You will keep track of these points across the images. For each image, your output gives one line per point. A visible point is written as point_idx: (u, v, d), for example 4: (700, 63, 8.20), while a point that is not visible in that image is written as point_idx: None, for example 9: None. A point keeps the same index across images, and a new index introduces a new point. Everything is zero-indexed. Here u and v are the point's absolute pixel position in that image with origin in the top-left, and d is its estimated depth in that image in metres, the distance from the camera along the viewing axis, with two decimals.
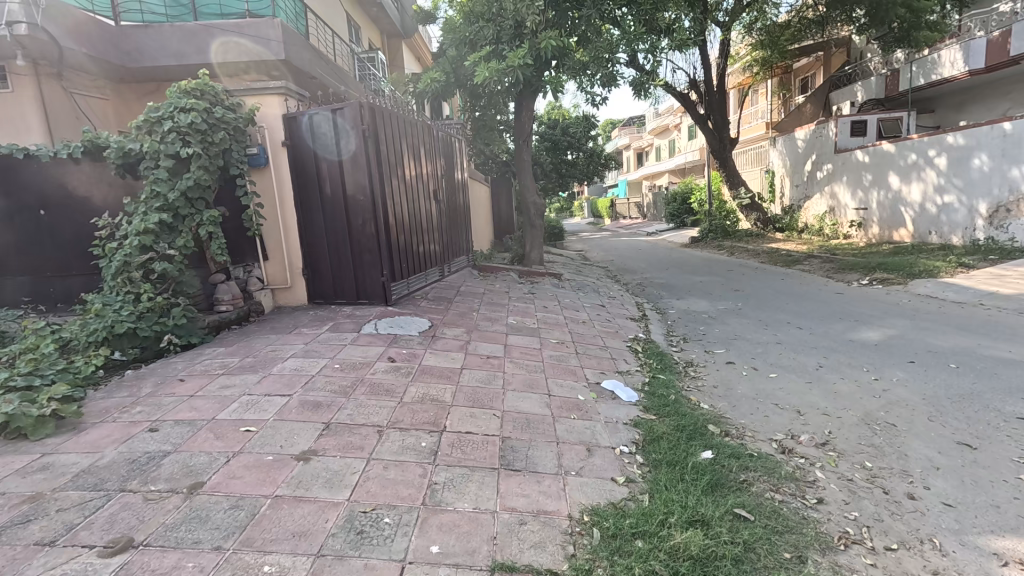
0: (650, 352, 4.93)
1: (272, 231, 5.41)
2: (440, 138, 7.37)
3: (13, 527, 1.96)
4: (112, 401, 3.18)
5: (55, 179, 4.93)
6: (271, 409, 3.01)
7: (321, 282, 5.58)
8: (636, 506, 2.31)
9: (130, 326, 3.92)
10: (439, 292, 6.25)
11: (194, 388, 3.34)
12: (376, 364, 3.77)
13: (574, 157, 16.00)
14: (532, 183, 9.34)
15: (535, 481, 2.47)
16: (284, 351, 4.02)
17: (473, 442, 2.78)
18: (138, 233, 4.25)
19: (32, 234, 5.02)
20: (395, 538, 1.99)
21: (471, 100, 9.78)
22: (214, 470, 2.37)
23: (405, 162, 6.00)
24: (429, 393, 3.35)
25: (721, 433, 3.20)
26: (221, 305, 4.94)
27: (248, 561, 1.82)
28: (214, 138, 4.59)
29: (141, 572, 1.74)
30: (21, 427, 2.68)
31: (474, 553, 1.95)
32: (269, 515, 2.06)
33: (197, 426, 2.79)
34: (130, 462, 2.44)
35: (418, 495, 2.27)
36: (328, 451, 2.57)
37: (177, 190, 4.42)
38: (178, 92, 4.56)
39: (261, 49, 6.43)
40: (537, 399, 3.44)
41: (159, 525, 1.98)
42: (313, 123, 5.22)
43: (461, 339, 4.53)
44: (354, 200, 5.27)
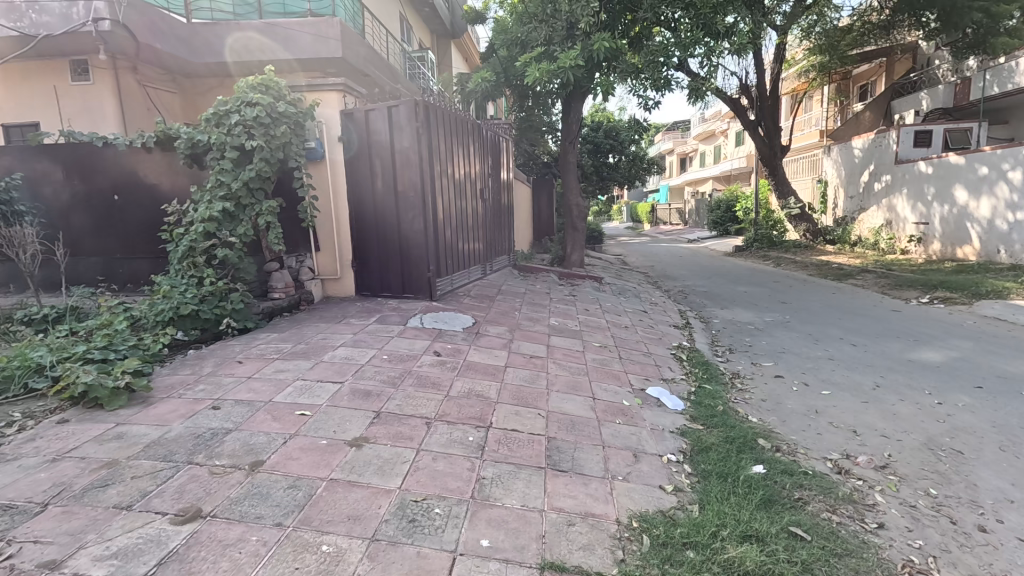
0: (695, 360, 4.83)
1: (326, 223, 5.59)
2: (488, 137, 7.43)
3: (93, 490, 2.09)
4: (176, 378, 3.35)
5: (129, 166, 5.23)
6: (324, 395, 3.10)
7: (368, 275, 5.71)
8: (687, 516, 2.26)
9: (193, 308, 4.11)
10: (481, 290, 6.30)
11: (251, 370, 3.48)
12: (422, 358, 3.83)
13: (615, 160, 15.71)
14: (576, 185, 9.29)
15: (582, 482, 2.46)
16: (334, 340, 4.14)
17: (520, 439, 2.80)
18: (203, 220, 4.47)
19: (106, 218, 5.35)
20: (445, 529, 2.01)
21: (518, 100, 9.83)
22: (274, 450, 2.46)
23: (454, 160, 6.08)
24: (475, 389, 3.38)
25: (772, 448, 3.11)
26: (275, 292, 5.13)
27: (307, 539, 1.88)
28: (276, 131, 4.75)
29: (209, 541, 1.83)
30: (98, 397, 2.87)
31: (523, 550, 1.96)
32: (326, 497, 2.13)
33: (256, 407, 2.91)
34: (196, 436, 2.56)
35: (467, 488, 2.30)
36: (378, 438, 2.64)
37: (240, 180, 4.61)
38: (245, 87, 4.75)
39: (319, 47, 6.62)
40: (581, 401, 3.42)
41: (225, 498, 2.07)
42: (369, 120, 5.36)
43: (504, 337, 4.56)
44: (404, 196, 5.37)
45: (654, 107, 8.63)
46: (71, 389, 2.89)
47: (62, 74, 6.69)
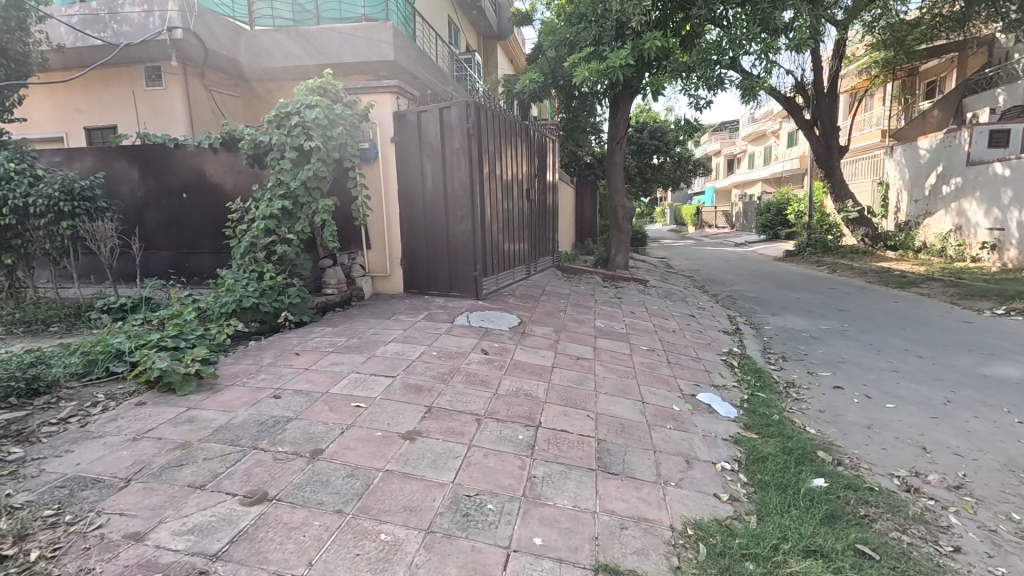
0: (746, 367, 4.67)
1: (377, 222, 5.75)
2: (535, 138, 7.45)
3: (170, 468, 2.23)
4: (239, 367, 3.52)
5: (197, 166, 5.54)
6: (377, 388, 3.19)
7: (416, 273, 5.83)
8: (745, 527, 2.20)
9: (254, 301, 4.31)
10: (526, 290, 6.31)
11: (308, 362, 3.62)
12: (470, 355, 3.88)
13: (659, 161, 15.38)
14: (622, 185, 9.17)
15: (634, 487, 2.42)
16: (385, 336, 4.24)
17: (569, 440, 2.79)
18: (264, 217, 4.69)
19: (175, 214, 5.68)
20: (499, 525, 2.03)
21: (565, 101, 9.83)
22: (332, 440, 2.55)
23: (502, 160, 6.11)
24: (523, 388, 3.39)
25: (833, 460, 2.97)
26: (328, 288, 5.32)
27: (367, 527, 1.94)
28: (334, 133, 4.89)
29: (276, 523, 1.91)
30: (171, 381, 3.06)
31: (576, 550, 1.94)
32: (382, 488, 2.18)
33: (314, 398, 3.02)
34: (260, 423, 2.69)
35: (519, 486, 2.31)
36: (431, 433, 2.68)
37: (299, 180, 4.80)
38: (305, 90, 4.94)
39: (373, 51, 6.82)
40: (630, 404, 3.37)
41: (289, 483, 2.17)
42: (421, 121, 5.46)
43: (550, 337, 4.55)
44: (454, 196, 5.45)
45: (706, 107, 8.42)
46: (148, 373, 3.10)
47: (139, 80, 7.15)
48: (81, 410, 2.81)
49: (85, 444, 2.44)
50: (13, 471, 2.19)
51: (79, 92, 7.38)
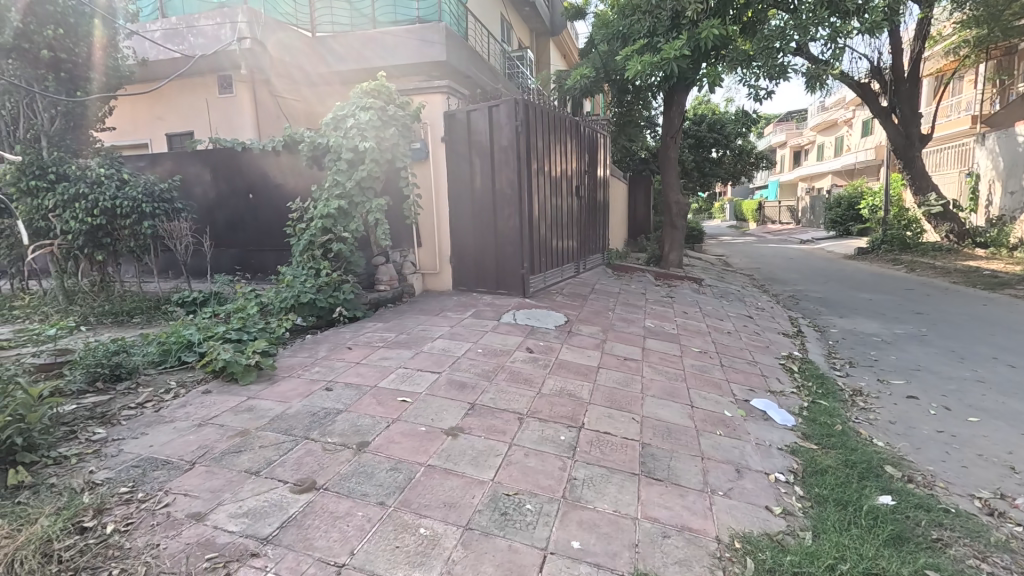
0: (807, 373, 4.40)
1: (427, 220, 5.88)
2: (586, 134, 7.35)
3: (230, 454, 2.38)
4: (295, 360, 3.70)
5: (262, 168, 5.88)
6: (423, 383, 3.26)
7: (465, 270, 5.91)
8: (798, 544, 2.07)
9: (311, 296, 4.51)
10: (574, 289, 6.25)
11: (359, 356, 3.75)
12: (515, 353, 3.89)
13: (718, 155, 14.74)
14: (677, 181, 8.89)
15: (679, 494, 2.34)
16: (432, 332, 4.33)
17: (612, 443, 2.73)
18: (322, 216, 4.91)
19: (242, 214, 6.06)
20: (536, 526, 2.02)
21: (618, 94, 9.62)
22: (377, 433, 2.63)
23: (551, 157, 6.06)
24: (567, 387, 3.36)
25: (903, 477, 2.74)
26: (381, 285, 5.49)
27: (406, 520, 1.98)
28: (386, 133, 5.04)
29: (322, 512, 2.00)
30: (234, 371, 3.27)
31: (615, 556, 1.90)
32: (423, 482, 2.23)
33: (363, 391, 3.13)
34: (312, 414, 2.81)
35: (558, 487, 2.29)
36: (473, 430, 2.71)
37: (354, 180, 4.98)
38: (360, 92, 5.10)
39: (427, 52, 6.94)
40: (678, 408, 3.26)
41: (336, 473, 2.25)
42: (471, 119, 5.51)
43: (597, 337, 4.47)
44: (502, 194, 5.46)
45: (766, 99, 8.01)
46: (214, 363, 3.32)
47: (212, 89, 7.68)
48: (156, 396, 3.05)
49: (158, 428, 2.65)
50: (96, 450, 2.41)
51: (159, 102, 8.00)
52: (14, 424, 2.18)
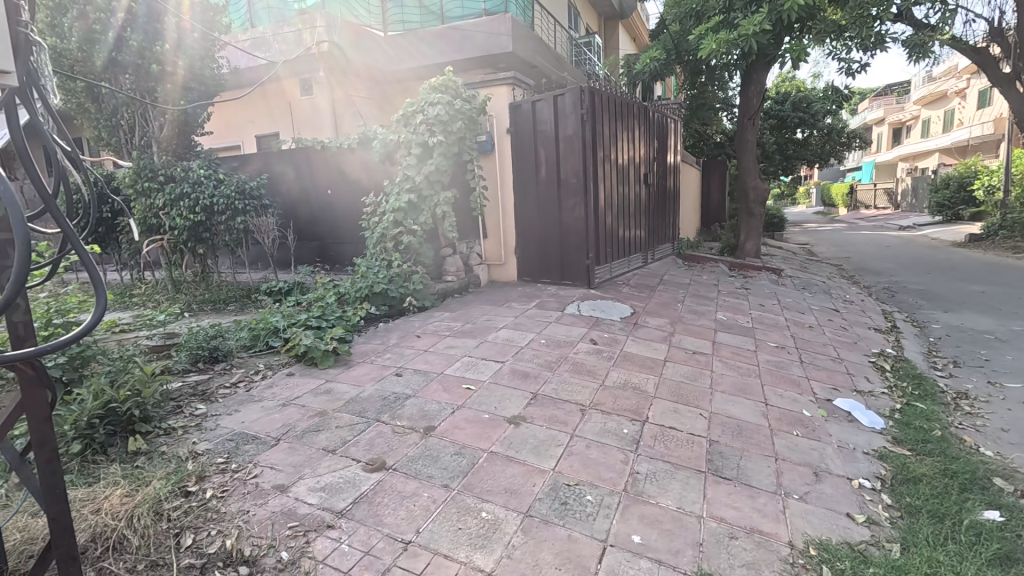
0: (902, 372, 4.01)
1: (493, 212, 5.95)
2: (655, 120, 7.08)
3: (310, 432, 2.57)
4: (369, 346, 3.92)
5: (339, 164, 6.22)
6: (487, 372, 3.34)
7: (529, 261, 5.93)
8: (883, 556, 1.91)
9: (383, 286, 4.74)
10: (641, 280, 6.09)
11: (427, 344, 3.89)
12: (579, 345, 3.86)
13: (804, 136, 13.68)
14: (755, 166, 8.37)
15: (748, 495, 2.23)
16: (497, 322, 4.40)
17: (677, 438, 2.65)
18: (394, 210, 5.14)
19: (322, 208, 6.45)
20: (597, 518, 2.01)
21: (691, 76, 9.15)
22: (443, 418, 2.73)
23: (618, 144, 5.92)
24: (631, 380, 3.31)
25: (1015, 491, 2.44)
26: (448, 276, 5.65)
27: (469, 504, 2.05)
28: (453, 128, 5.18)
29: (391, 490, 2.11)
30: (314, 356, 3.51)
31: (677, 554, 1.85)
32: (486, 468, 2.29)
33: (430, 377, 3.26)
34: (383, 398, 2.97)
35: (620, 481, 2.26)
36: (535, 419, 2.74)
37: (423, 174, 5.15)
38: (429, 87, 5.24)
39: (492, 44, 6.98)
40: (750, 406, 3.10)
41: (404, 455, 2.37)
42: (536, 110, 5.49)
43: (665, 330, 4.34)
44: (567, 184, 5.41)
45: (861, 72, 7.32)
46: (297, 348, 3.58)
47: (295, 92, 8.23)
48: (247, 377, 3.34)
49: (249, 405, 2.91)
50: (198, 423, 2.69)
51: (250, 106, 8.66)
52: (132, 398, 2.48)
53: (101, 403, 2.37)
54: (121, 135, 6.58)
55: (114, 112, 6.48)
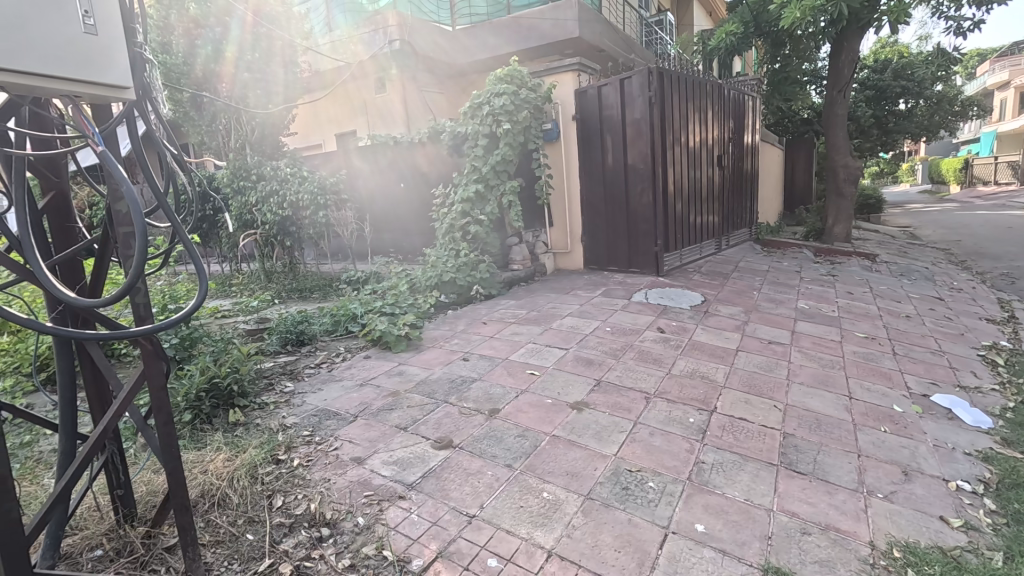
0: (1019, 368, 3.56)
1: (558, 200, 5.93)
2: (731, 98, 6.70)
3: (384, 411, 2.75)
4: (438, 332, 4.09)
5: (410, 159, 6.47)
6: (551, 358, 3.39)
7: (596, 249, 5.86)
8: (982, 565, 1.74)
9: (452, 275, 4.91)
10: (714, 267, 5.83)
11: (493, 331, 4.00)
12: (645, 333, 3.80)
13: (908, 106, 12.30)
14: (846, 143, 7.69)
15: (826, 491, 2.11)
16: (562, 310, 4.42)
17: (748, 430, 2.55)
18: (462, 201, 5.31)
19: (396, 202, 6.78)
20: (658, 504, 1.99)
21: (771, 48, 8.53)
22: (507, 402, 2.81)
23: (690, 126, 5.67)
24: (700, 369, 3.22)
25: None
26: (514, 264, 5.74)
27: (531, 483, 2.11)
28: (519, 117, 5.22)
29: (457, 467, 2.22)
30: (388, 340, 3.73)
31: (743, 545, 1.79)
32: (548, 450, 2.34)
33: (496, 363, 3.36)
34: (451, 381, 3.11)
35: (684, 469, 2.22)
36: (597, 405, 2.75)
37: (489, 165, 5.26)
38: (495, 79, 5.32)
39: (559, 31, 6.95)
40: (831, 399, 2.91)
41: (470, 435, 2.48)
42: (602, 95, 5.40)
43: (738, 319, 4.15)
44: (634, 170, 5.27)
45: (973, 31, 6.50)
46: (373, 332, 3.81)
47: (370, 91, 8.41)
48: (329, 359, 3.62)
49: (330, 384, 3.16)
50: (287, 399, 2.96)
51: (331, 105, 9.06)
52: (231, 374, 2.80)
53: (206, 378, 2.69)
54: (220, 139, 7.24)
55: (213, 119, 7.14)
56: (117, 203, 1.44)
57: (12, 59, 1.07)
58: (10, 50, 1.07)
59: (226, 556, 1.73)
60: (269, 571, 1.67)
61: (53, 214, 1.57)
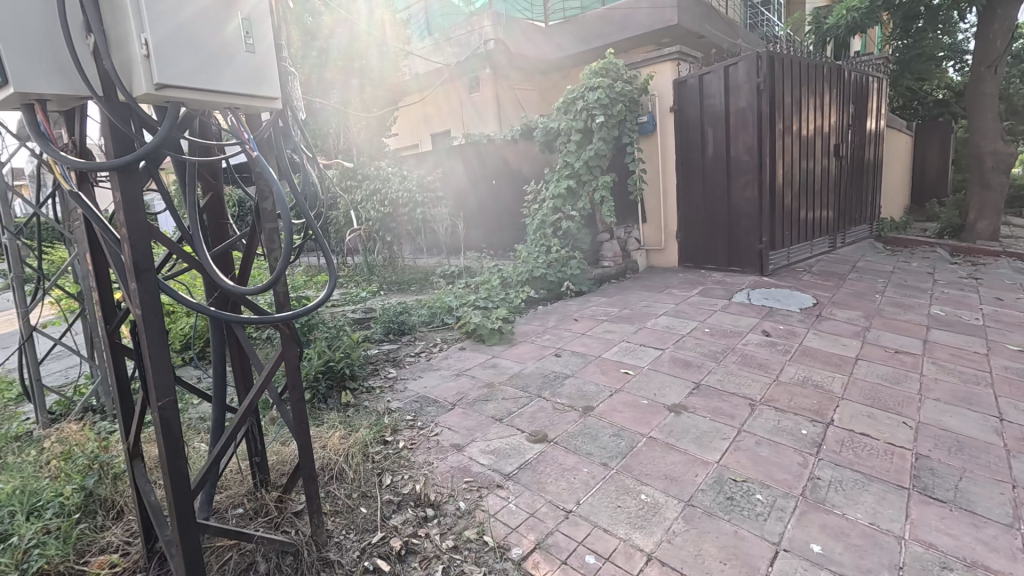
0: None
1: (653, 195, 5.73)
2: (853, 81, 6.06)
3: (480, 401, 2.84)
4: (530, 327, 4.15)
5: (503, 157, 6.58)
6: (646, 358, 3.30)
7: (693, 246, 5.59)
8: None
9: (543, 271, 4.94)
10: (827, 267, 5.34)
11: (585, 327, 3.98)
12: (748, 335, 3.58)
13: None
14: (995, 126, 6.65)
15: (970, 523, 1.85)
16: (657, 309, 4.29)
17: (871, 447, 2.32)
18: (555, 196, 5.33)
19: (488, 199, 6.94)
20: (768, 518, 1.87)
21: (903, 23, 7.58)
22: (601, 400, 2.79)
23: (803, 113, 5.22)
24: (812, 377, 2.97)
25: None
26: (606, 261, 5.67)
27: (627, 484, 2.08)
28: (614, 110, 5.11)
29: (553, 462, 2.24)
30: (483, 333, 3.85)
31: (868, 573, 1.63)
32: (644, 452, 2.29)
33: (588, 360, 3.34)
34: (544, 376, 3.14)
35: (797, 484, 2.06)
36: (697, 409, 2.64)
37: (582, 160, 5.23)
38: (590, 73, 5.28)
39: (657, 19, 6.70)
40: (975, 420, 2.55)
41: (565, 431, 2.49)
42: (704, 84, 5.12)
43: (858, 324, 3.76)
44: (738, 163, 4.96)
45: None
46: (468, 325, 3.95)
47: (463, 91, 8.52)
48: (428, 349, 3.80)
49: (429, 373, 3.33)
50: (391, 385, 3.16)
51: (428, 107, 9.42)
52: (345, 359, 3.05)
53: (323, 361, 2.96)
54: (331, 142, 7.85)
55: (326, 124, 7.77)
56: (265, 202, 1.62)
57: (190, 78, 1.20)
58: (190, 70, 1.19)
59: (344, 525, 1.87)
60: (381, 543, 1.79)
61: (212, 211, 1.80)
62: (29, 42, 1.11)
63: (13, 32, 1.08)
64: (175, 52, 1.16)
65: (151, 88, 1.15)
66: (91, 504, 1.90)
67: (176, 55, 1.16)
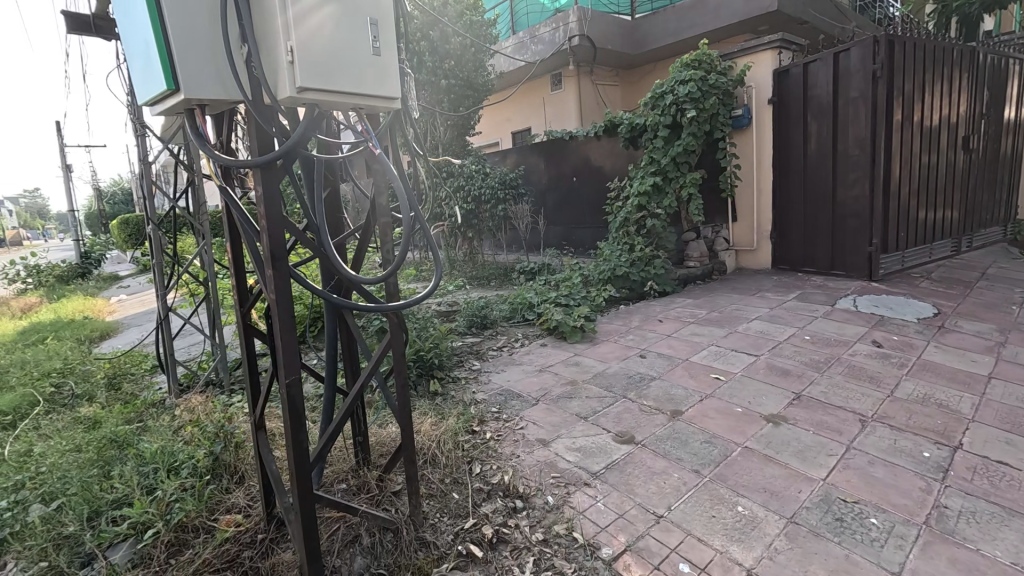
0: None
1: (746, 192, 5.42)
2: (989, 63, 5.36)
3: (564, 398, 2.84)
4: (612, 326, 4.09)
5: (585, 154, 6.52)
6: (738, 363, 3.14)
7: (789, 247, 5.23)
8: None
9: (625, 270, 4.84)
10: (950, 273, 4.78)
11: (670, 329, 3.86)
12: (855, 345, 3.29)
13: None
14: None
15: None
16: (748, 312, 4.06)
17: (1010, 477, 2.04)
18: (638, 194, 5.19)
19: (567, 196, 6.89)
20: (885, 545, 1.71)
21: None
22: (690, 404, 2.69)
23: (927, 102, 4.69)
24: (934, 395, 2.67)
25: None
26: (691, 261, 5.46)
27: (722, 494, 1.99)
28: (706, 104, 4.89)
29: (641, 464, 2.19)
30: (564, 330, 3.85)
31: None
32: (740, 462, 2.18)
33: (675, 362, 3.23)
34: (629, 376, 3.08)
35: (919, 511, 1.87)
36: (798, 421, 2.47)
37: (669, 156, 5.06)
38: (681, 66, 5.09)
39: (754, 6, 6.34)
40: None
41: (652, 433, 2.43)
42: (809, 74, 4.76)
43: (990, 339, 3.33)
44: (847, 159, 4.57)
45: None
46: (549, 322, 3.97)
47: (546, 88, 8.58)
48: (509, 343, 3.86)
49: (512, 367, 3.38)
50: (476, 376, 3.25)
51: (510, 105, 9.55)
52: (433, 349, 3.18)
53: (414, 350, 3.10)
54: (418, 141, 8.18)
55: None
56: (380, 197, 1.72)
57: (327, 81, 1.30)
58: (326, 74, 1.29)
59: (438, 508, 1.95)
60: (474, 529, 1.84)
61: (330, 205, 1.94)
62: (195, 52, 1.25)
63: (185, 44, 1.23)
64: (315, 58, 1.26)
65: (294, 91, 1.25)
66: (218, 468, 2.12)
67: (315, 61, 1.26)
